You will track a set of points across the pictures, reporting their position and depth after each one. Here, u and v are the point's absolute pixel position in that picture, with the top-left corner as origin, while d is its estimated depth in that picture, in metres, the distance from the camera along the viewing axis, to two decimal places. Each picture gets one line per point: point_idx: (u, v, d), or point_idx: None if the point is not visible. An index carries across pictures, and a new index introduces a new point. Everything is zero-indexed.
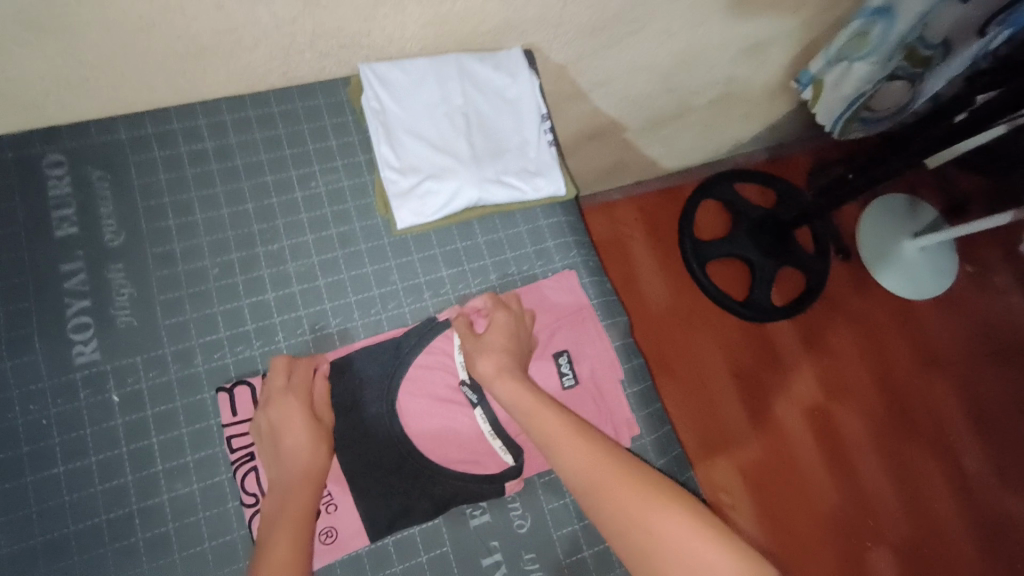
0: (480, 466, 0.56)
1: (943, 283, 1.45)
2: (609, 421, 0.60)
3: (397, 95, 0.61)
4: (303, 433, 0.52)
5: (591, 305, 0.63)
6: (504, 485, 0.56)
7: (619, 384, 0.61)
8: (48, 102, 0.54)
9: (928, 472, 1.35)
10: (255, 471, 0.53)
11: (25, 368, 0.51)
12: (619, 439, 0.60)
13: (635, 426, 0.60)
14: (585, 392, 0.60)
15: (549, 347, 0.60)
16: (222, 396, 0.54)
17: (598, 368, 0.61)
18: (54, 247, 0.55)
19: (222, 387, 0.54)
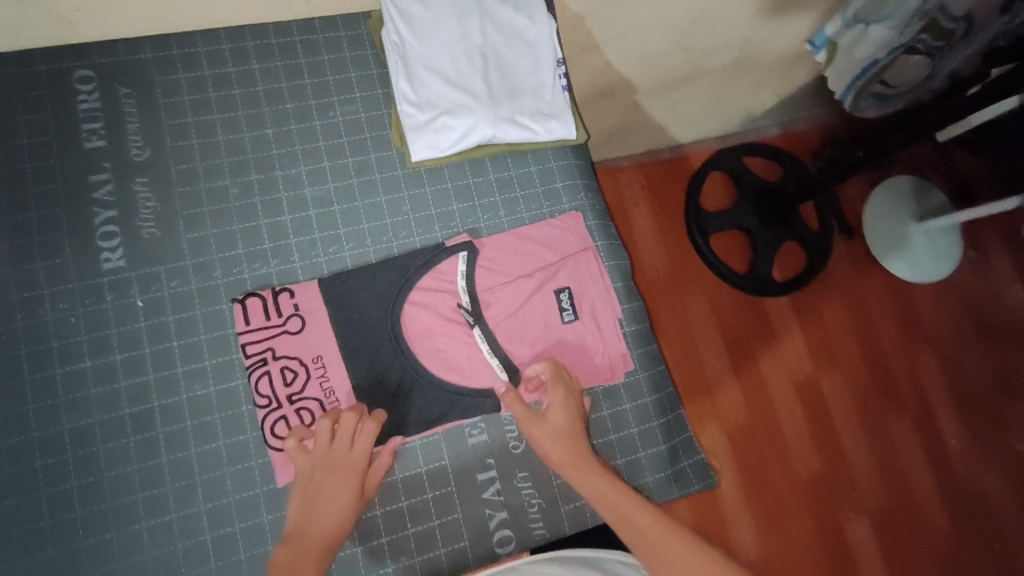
0: (477, 383, 0.59)
1: (946, 268, 1.45)
2: (606, 355, 0.62)
3: (418, 29, 0.62)
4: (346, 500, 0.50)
5: (595, 247, 0.65)
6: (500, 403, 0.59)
7: (618, 322, 0.64)
8: (79, 18, 0.55)
9: (909, 446, 1.39)
10: (267, 375, 0.56)
11: (55, 269, 0.55)
12: (615, 372, 0.62)
13: (630, 361, 0.63)
14: (584, 326, 0.62)
15: (552, 282, 0.63)
16: (236, 306, 0.57)
17: (599, 306, 0.63)
18: (83, 158, 0.57)
19: (236, 299, 0.57)
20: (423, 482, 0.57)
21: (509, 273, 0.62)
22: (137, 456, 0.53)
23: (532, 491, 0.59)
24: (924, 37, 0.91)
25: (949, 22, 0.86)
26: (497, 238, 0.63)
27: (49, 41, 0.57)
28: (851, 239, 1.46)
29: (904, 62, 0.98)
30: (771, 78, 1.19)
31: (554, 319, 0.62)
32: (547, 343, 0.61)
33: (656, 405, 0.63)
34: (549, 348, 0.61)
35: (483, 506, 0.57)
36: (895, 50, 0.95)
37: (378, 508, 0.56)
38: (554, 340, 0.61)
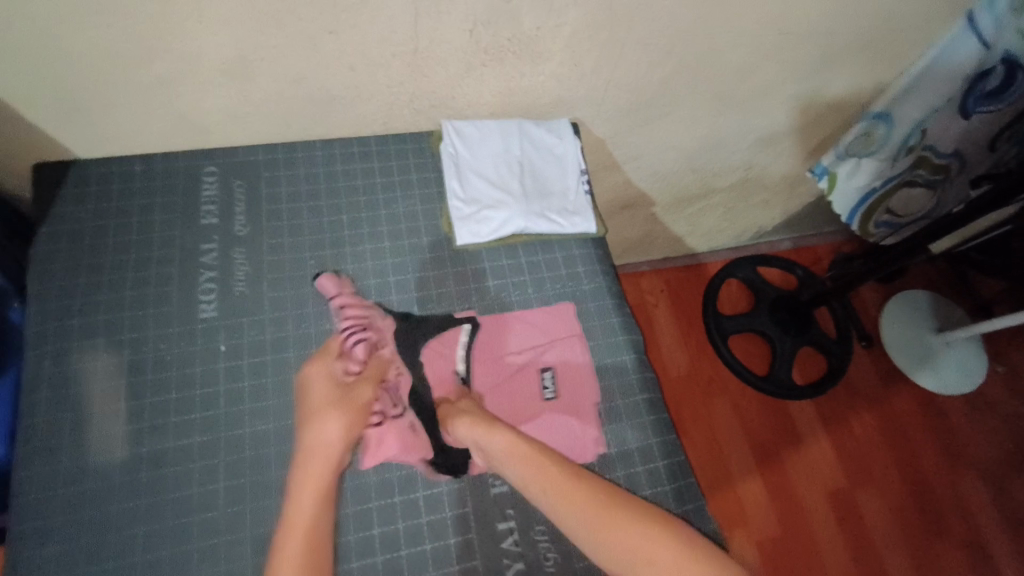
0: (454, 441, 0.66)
1: (970, 382, 1.45)
2: (576, 437, 0.67)
3: (470, 145, 0.78)
4: (332, 429, 0.60)
5: (585, 337, 0.73)
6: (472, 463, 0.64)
7: (595, 406, 0.69)
8: (217, 129, 0.73)
9: (960, 573, 1.29)
10: (359, 344, 0.67)
11: (162, 315, 0.66)
12: (583, 452, 0.67)
13: (601, 446, 0.67)
14: (560, 406, 0.69)
15: (537, 362, 0.71)
16: (325, 278, 0.70)
17: (581, 388, 0.70)
18: (199, 231, 0.71)
19: (321, 272, 0.72)
20: (446, 527, 0.61)
21: (500, 349, 0.71)
22: (198, 481, 0.60)
23: (549, 544, 0.62)
24: (919, 172, 1.06)
25: (940, 158, 1.03)
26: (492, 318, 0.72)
27: (190, 145, 0.75)
28: (872, 348, 1.49)
29: (908, 195, 1.12)
30: (777, 197, 1.32)
31: (535, 394, 0.70)
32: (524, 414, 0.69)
33: (668, 470, 0.68)
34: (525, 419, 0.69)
35: (501, 555, 0.60)
36: (891, 180, 1.10)
37: (405, 549, 0.59)
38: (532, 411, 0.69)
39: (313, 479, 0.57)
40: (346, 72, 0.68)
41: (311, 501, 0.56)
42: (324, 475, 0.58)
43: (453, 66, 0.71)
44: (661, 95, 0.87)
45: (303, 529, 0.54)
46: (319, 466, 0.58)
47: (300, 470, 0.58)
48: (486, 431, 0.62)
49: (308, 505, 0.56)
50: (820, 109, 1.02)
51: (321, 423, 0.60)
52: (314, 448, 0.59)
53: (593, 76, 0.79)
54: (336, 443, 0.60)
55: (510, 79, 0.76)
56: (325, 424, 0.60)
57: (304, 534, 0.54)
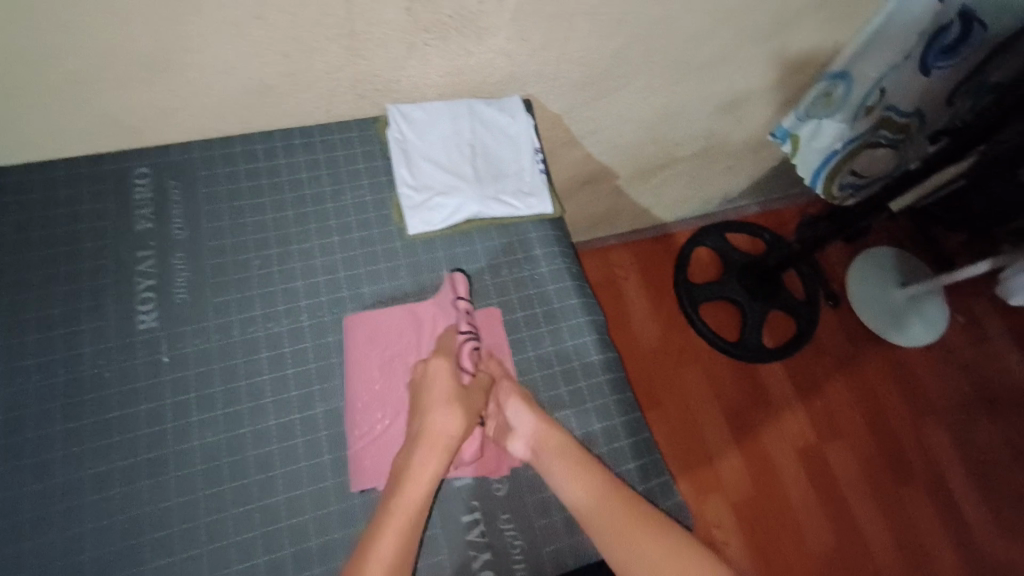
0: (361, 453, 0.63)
1: (933, 333, 1.49)
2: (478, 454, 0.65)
3: (417, 130, 0.75)
4: (454, 422, 0.62)
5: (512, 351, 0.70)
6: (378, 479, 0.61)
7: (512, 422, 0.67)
8: (144, 127, 0.69)
9: (925, 517, 1.35)
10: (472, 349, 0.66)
11: (98, 330, 0.63)
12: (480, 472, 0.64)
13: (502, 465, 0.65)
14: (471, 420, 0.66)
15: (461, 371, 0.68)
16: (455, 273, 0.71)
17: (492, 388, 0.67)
18: (133, 237, 0.68)
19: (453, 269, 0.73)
20: None
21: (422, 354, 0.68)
22: (150, 498, 0.58)
23: (515, 532, 0.62)
24: (883, 132, 1.06)
25: (901, 117, 1.03)
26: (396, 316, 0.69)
27: (117, 145, 0.70)
28: (838, 307, 1.51)
29: (872, 156, 1.12)
30: (741, 163, 1.32)
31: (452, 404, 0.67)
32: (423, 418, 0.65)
33: (632, 448, 0.68)
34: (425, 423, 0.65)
35: (467, 547, 0.60)
36: (854, 141, 1.09)
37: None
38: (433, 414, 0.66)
39: (426, 466, 0.59)
40: (277, 60, 0.64)
41: (422, 486, 0.58)
42: (438, 463, 0.60)
43: (393, 49, 0.67)
44: (616, 67, 0.84)
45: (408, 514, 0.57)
46: (433, 454, 0.60)
47: (419, 454, 0.60)
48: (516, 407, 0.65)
49: (419, 490, 0.58)
50: (777, 73, 1.01)
51: (443, 413, 0.62)
52: (432, 436, 0.61)
53: (544, 51, 0.76)
54: (454, 436, 0.62)
55: (456, 58, 0.72)
56: (452, 418, 0.62)
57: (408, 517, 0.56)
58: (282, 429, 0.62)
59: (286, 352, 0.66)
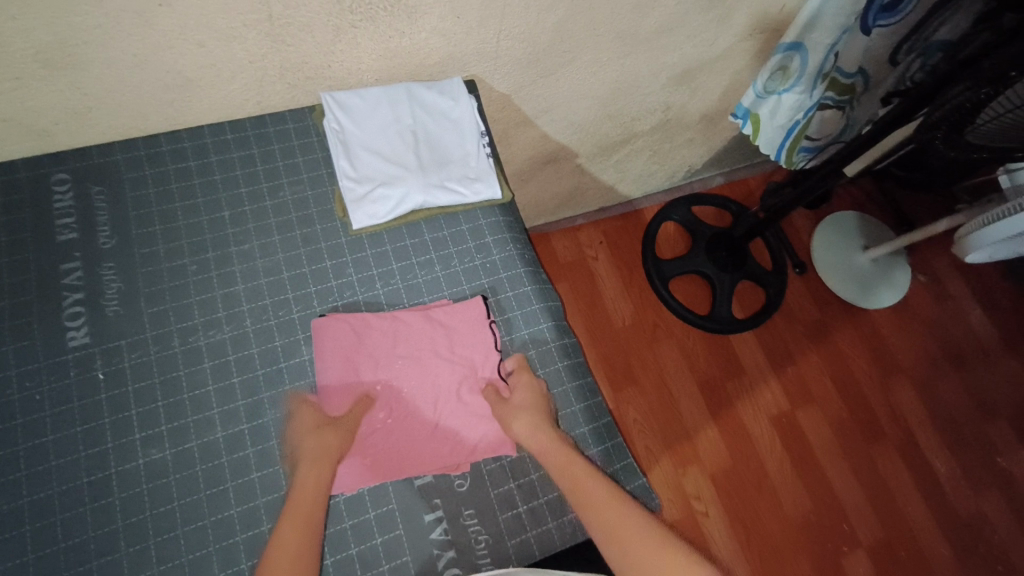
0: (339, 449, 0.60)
1: (898, 293, 1.51)
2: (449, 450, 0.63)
3: (355, 118, 0.72)
4: (331, 438, 0.59)
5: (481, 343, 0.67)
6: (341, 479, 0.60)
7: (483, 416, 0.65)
8: (58, 130, 0.64)
9: (897, 474, 1.38)
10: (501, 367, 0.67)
11: (24, 350, 0.60)
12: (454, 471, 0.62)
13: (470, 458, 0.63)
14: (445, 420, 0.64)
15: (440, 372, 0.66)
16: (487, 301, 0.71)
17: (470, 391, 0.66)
18: (57, 249, 0.64)
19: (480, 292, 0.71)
20: (371, 527, 0.59)
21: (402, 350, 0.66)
22: (93, 524, 0.55)
23: (479, 528, 0.61)
24: (830, 94, 1.06)
25: (847, 78, 1.02)
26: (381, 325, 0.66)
27: (30, 152, 0.66)
28: (806, 274, 1.52)
29: (823, 118, 1.12)
30: (702, 135, 1.30)
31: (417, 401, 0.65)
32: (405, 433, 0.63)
33: (594, 434, 0.67)
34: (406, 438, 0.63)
35: (431, 546, 0.59)
36: (811, 109, 1.07)
37: (329, 556, 0.57)
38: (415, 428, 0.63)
39: (315, 481, 0.55)
40: (194, 50, 0.60)
41: (313, 499, 0.54)
42: (326, 477, 0.56)
43: (319, 32, 0.64)
44: (559, 41, 0.82)
45: (301, 524, 0.52)
46: (320, 467, 0.56)
47: (308, 471, 0.56)
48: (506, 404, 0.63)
49: (308, 505, 0.53)
50: (729, 40, 0.99)
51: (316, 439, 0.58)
52: (318, 452, 0.57)
53: (482, 28, 0.73)
54: (339, 450, 0.58)
55: (388, 39, 0.69)
56: (318, 440, 0.58)
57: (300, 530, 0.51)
58: (231, 441, 0.60)
59: (229, 360, 0.63)
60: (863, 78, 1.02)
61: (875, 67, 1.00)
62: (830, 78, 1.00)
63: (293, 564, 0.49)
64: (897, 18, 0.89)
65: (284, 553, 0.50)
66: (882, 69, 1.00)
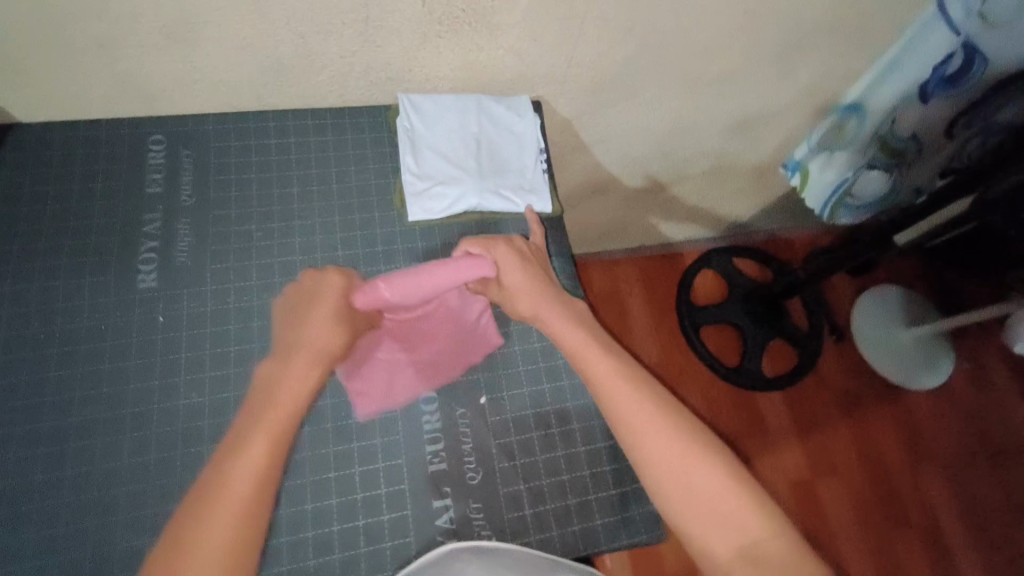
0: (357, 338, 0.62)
1: (939, 377, 1.46)
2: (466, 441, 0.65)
3: (425, 120, 0.77)
4: (323, 332, 0.53)
5: (513, 350, 0.70)
6: (360, 453, 0.62)
7: (503, 416, 0.67)
8: (163, 97, 0.71)
9: (918, 564, 1.31)
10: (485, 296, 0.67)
11: (98, 284, 0.65)
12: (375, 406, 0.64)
13: (488, 455, 0.65)
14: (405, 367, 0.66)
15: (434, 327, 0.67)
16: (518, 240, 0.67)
17: (494, 392, 0.68)
18: (143, 199, 0.70)
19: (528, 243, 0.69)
20: (381, 502, 0.61)
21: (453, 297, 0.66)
22: (130, 451, 0.59)
23: (484, 523, 0.62)
24: (880, 157, 1.07)
25: (899, 142, 1.04)
26: (402, 276, 0.59)
27: (136, 112, 0.73)
28: (842, 341, 1.49)
29: (867, 179, 1.11)
30: (752, 186, 1.31)
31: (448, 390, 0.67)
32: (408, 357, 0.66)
33: (610, 452, 0.67)
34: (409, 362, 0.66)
35: (435, 532, 0.60)
36: (860, 168, 1.09)
37: (337, 523, 0.59)
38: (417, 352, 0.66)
39: (297, 377, 0.50)
40: (294, 40, 0.66)
41: (295, 398, 0.49)
42: (312, 376, 0.50)
43: (406, 38, 0.69)
44: (624, 75, 0.86)
45: (277, 426, 0.46)
46: (307, 365, 0.51)
47: (293, 366, 0.50)
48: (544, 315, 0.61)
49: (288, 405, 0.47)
50: (790, 96, 1.01)
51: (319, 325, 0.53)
52: (313, 347, 0.52)
53: (553, 53, 0.78)
54: (326, 348, 0.53)
55: (467, 53, 0.74)
56: (320, 330, 0.53)
57: (278, 433, 0.46)
58: None
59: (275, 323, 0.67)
60: (914, 143, 1.04)
61: (928, 136, 1.03)
62: (883, 140, 1.05)
63: (262, 468, 0.44)
64: (954, 91, 0.93)
65: (251, 452, 0.44)
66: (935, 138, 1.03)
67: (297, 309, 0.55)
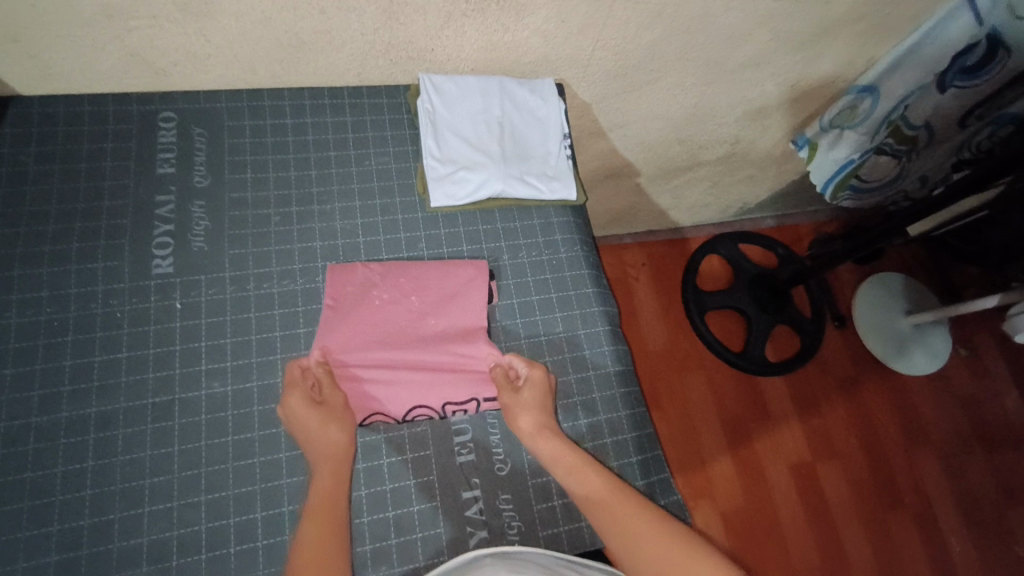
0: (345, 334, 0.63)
1: (936, 363, 1.48)
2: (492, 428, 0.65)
3: (447, 101, 0.73)
4: (321, 429, 0.58)
5: (538, 340, 0.69)
6: (387, 442, 0.62)
7: None
8: (174, 71, 0.68)
9: (910, 544, 1.35)
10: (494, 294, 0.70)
11: (112, 270, 0.63)
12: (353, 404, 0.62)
13: (514, 445, 0.64)
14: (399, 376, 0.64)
15: (432, 337, 0.66)
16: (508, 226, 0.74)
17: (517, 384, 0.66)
18: (155, 180, 0.67)
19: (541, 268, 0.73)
20: (410, 493, 0.60)
21: (449, 300, 0.67)
22: (152, 443, 0.57)
23: (513, 513, 0.62)
24: (890, 141, 1.06)
25: (910, 129, 1.03)
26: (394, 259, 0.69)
27: (145, 88, 0.70)
28: (844, 328, 1.51)
29: (874, 163, 1.11)
30: (764, 173, 1.30)
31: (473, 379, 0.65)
32: (392, 343, 0.64)
33: (635, 442, 0.68)
34: (392, 350, 0.64)
35: (465, 524, 0.60)
36: (869, 151, 1.08)
37: (367, 515, 0.59)
38: (404, 338, 0.65)
39: (330, 474, 0.56)
40: (315, 15, 0.63)
41: (333, 494, 0.55)
42: (341, 474, 0.57)
43: (431, 16, 0.66)
44: (649, 60, 0.83)
45: (323, 521, 0.53)
46: (330, 465, 0.57)
47: (320, 465, 0.56)
48: (536, 435, 0.62)
49: (329, 504, 0.54)
50: (810, 83, 1.00)
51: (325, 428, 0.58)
52: (323, 446, 0.57)
53: (580, 35, 0.75)
54: (341, 446, 0.58)
55: (492, 33, 0.71)
56: (321, 431, 0.58)
57: (324, 519, 0.53)
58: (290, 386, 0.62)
59: (298, 312, 0.65)
60: (925, 131, 1.03)
61: (940, 124, 1.03)
62: (894, 125, 1.03)
63: (325, 556, 0.51)
64: (973, 82, 0.93)
65: (312, 550, 0.51)
66: (947, 127, 1.03)
67: (297, 420, 0.58)
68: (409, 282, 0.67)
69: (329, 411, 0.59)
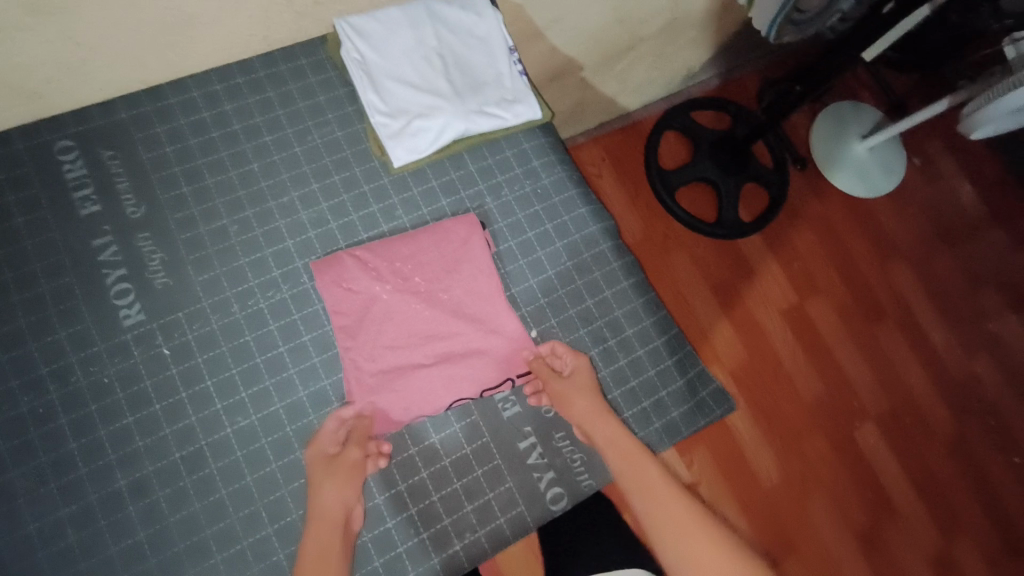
0: (355, 326, 0.61)
1: (895, 180, 1.54)
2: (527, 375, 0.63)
3: (376, 44, 0.65)
4: (331, 491, 0.55)
5: (548, 275, 0.67)
6: (433, 420, 0.61)
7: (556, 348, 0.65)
8: (50, 90, 0.57)
9: (899, 349, 1.45)
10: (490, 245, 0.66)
11: (79, 335, 0.56)
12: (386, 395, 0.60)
13: None
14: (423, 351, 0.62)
15: (444, 303, 0.63)
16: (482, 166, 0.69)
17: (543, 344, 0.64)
18: (83, 224, 0.59)
19: (529, 202, 0.69)
20: (470, 461, 0.61)
21: (450, 263, 0.64)
22: (198, 496, 0.55)
23: (573, 447, 0.63)
24: None
25: None
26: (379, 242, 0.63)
27: (24, 118, 0.59)
28: (807, 170, 1.53)
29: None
30: (704, 33, 1.24)
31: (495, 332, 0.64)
32: (407, 325, 0.61)
33: (667, 346, 0.69)
34: (407, 329, 0.61)
35: (530, 471, 0.61)
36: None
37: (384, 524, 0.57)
38: (415, 315, 0.62)
39: (328, 541, 0.52)
40: None
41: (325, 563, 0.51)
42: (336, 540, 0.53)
43: None
44: None
45: None
46: (327, 529, 0.53)
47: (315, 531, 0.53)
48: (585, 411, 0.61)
49: None
50: None
51: (331, 488, 0.55)
52: (326, 508, 0.54)
53: None
54: (342, 510, 0.54)
55: None
56: (327, 491, 0.54)
57: None
58: (316, 397, 0.59)
59: (295, 320, 0.60)
60: None
61: None
62: None
63: None
64: None
65: None
66: None
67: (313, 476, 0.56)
68: (403, 257, 0.63)
69: (339, 472, 0.55)
